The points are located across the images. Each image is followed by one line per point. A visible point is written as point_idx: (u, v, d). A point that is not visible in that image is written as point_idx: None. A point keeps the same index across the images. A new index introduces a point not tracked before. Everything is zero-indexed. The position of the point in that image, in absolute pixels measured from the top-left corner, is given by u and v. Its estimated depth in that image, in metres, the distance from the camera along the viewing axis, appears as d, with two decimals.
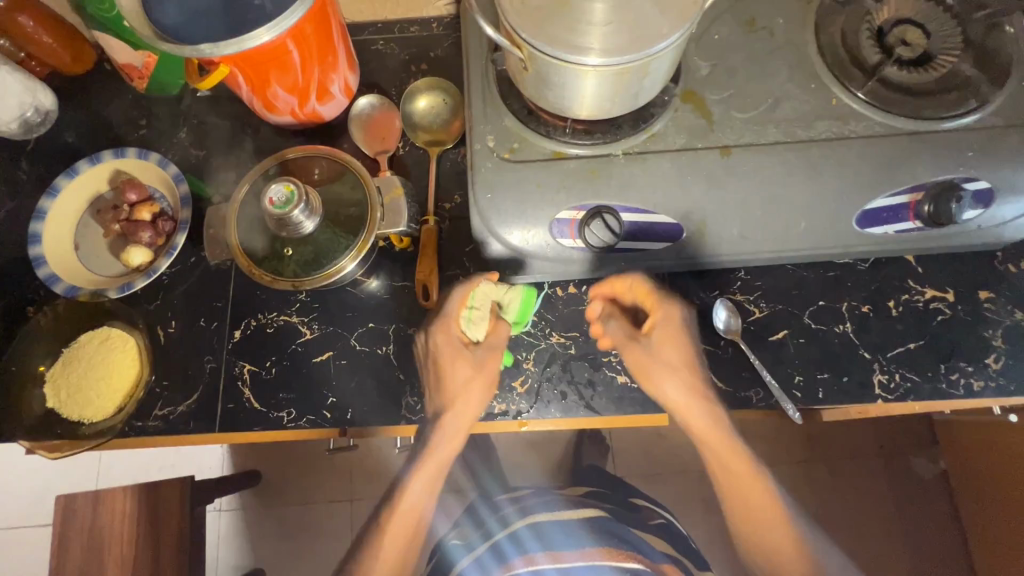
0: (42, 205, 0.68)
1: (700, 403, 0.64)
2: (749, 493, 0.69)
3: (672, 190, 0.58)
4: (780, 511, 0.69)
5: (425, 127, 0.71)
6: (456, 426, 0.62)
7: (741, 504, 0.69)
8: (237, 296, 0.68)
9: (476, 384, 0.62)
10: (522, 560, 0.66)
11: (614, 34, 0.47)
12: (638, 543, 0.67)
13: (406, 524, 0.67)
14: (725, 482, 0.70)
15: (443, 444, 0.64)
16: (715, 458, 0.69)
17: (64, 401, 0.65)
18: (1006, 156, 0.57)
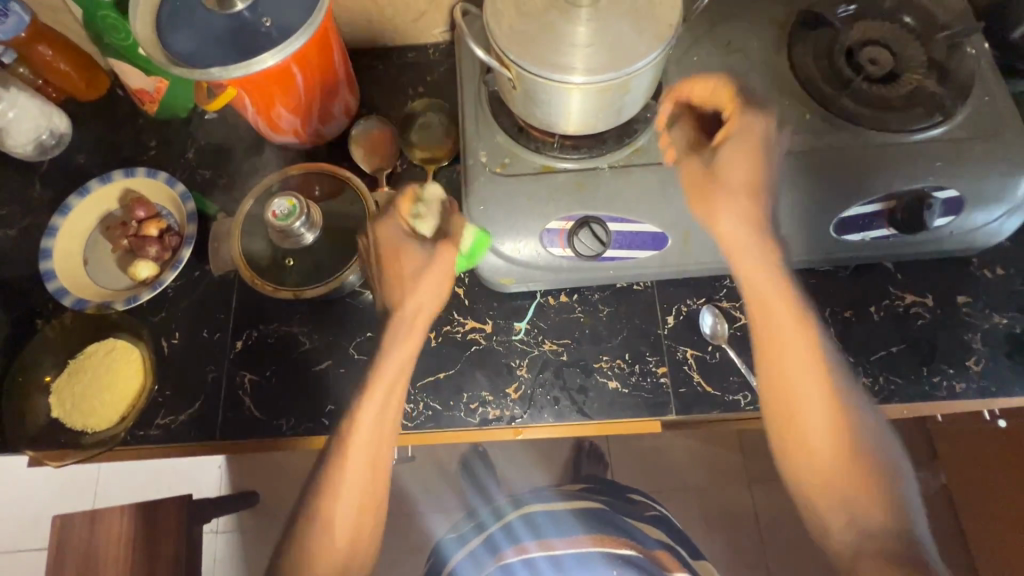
0: (54, 222, 0.71)
1: (750, 269, 0.54)
2: (826, 424, 0.51)
3: (656, 201, 0.61)
4: (846, 436, 0.51)
5: (421, 145, 0.75)
6: (405, 323, 0.56)
7: (782, 414, 0.53)
8: (239, 307, 0.70)
9: (432, 274, 0.56)
10: (515, 550, 0.67)
11: (596, 54, 0.50)
12: (632, 531, 0.67)
13: (366, 485, 0.54)
14: (784, 403, 0.53)
15: (392, 352, 0.55)
16: (768, 362, 0.54)
17: (69, 410, 0.67)
18: (971, 166, 0.60)
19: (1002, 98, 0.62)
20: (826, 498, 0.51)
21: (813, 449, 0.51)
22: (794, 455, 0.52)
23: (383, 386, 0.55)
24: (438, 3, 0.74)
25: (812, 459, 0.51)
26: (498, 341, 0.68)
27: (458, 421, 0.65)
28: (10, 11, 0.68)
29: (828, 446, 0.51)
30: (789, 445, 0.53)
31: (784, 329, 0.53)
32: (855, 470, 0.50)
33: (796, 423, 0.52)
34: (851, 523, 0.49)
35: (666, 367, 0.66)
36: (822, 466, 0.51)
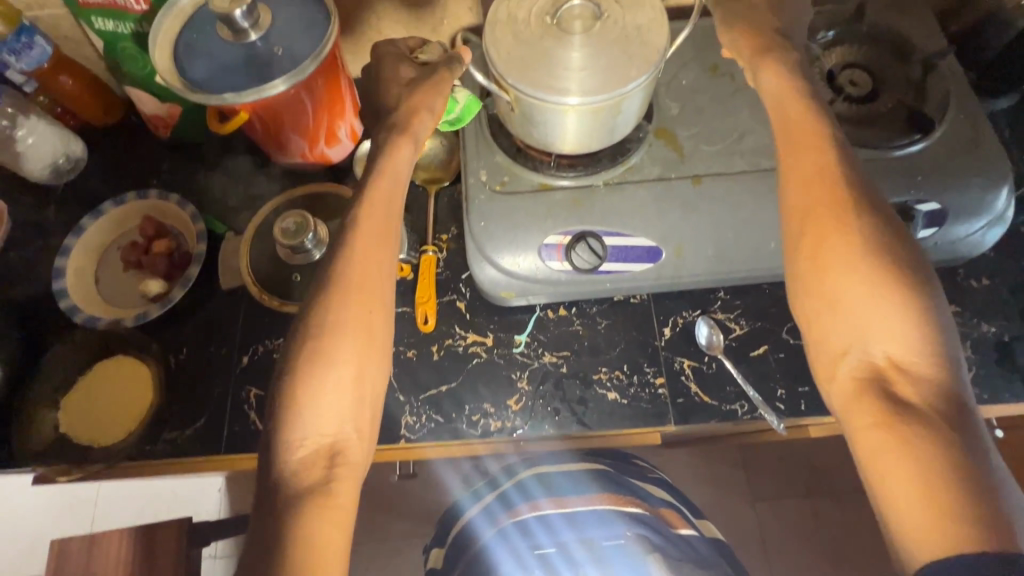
0: (68, 242, 0.73)
1: (788, 126, 0.54)
2: (866, 260, 0.48)
3: (649, 216, 0.64)
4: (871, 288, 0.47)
5: (424, 166, 0.77)
6: (399, 127, 0.56)
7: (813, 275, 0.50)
8: (245, 323, 0.72)
9: (411, 98, 0.56)
10: (527, 506, 0.60)
11: (589, 77, 0.53)
12: (639, 490, 0.60)
13: (354, 310, 0.49)
14: (809, 239, 0.51)
15: (392, 155, 0.55)
16: (803, 201, 0.51)
17: (79, 425, 0.68)
18: (951, 180, 0.63)
19: (977, 114, 0.65)
20: (837, 327, 0.48)
21: (842, 289, 0.48)
22: (813, 293, 0.50)
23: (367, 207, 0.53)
24: (439, 33, 0.78)
25: (840, 290, 0.48)
26: (499, 354, 0.69)
27: (460, 433, 0.66)
28: (35, 44, 0.71)
29: (853, 275, 0.48)
30: (812, 284, 0.50)
31: (826, 170, 0.51)
32: (884, 311, 0.46)
33: (825, 265, 0.49)
34: (858, 352, 0.47)
35: (664, 378, 0.67)
36: (848, 300, 0.48)
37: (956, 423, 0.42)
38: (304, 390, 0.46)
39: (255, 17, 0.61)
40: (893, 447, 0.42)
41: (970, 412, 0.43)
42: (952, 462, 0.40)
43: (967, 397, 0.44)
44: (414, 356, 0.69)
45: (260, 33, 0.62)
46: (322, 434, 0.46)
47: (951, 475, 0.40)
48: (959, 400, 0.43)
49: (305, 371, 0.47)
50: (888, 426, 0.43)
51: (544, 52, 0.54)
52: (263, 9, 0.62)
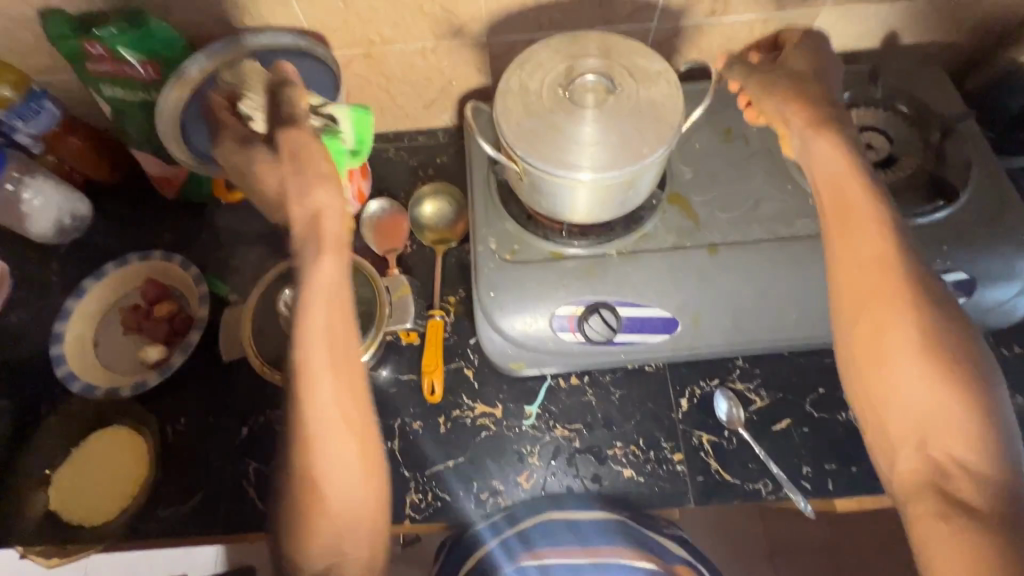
0: (68, 307, 0.72)
1: (837, 194, 0.50)
2: (920, 350, 0.43)
3: (664, 286, 0.62)
4: (936, 379, 0.42)
5: (431, 227, 0.77)
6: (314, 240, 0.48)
7: (869, 362, 0.45)
8: (246, 391, 0.70)
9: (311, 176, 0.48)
10: (532, 557, 0.60)
11: (601, 151, 0.52)
12: (647, 540, 0.59)
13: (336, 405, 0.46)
14: (860, 324, 0.46)
15: (317, 270, 0.48)
16: (852, 281, 0.47)
17: (70, 501, 0.65)
18: (979, 249, 0.61)
19: (1000, 180, 0.63)
20: (891, 417, 0.44)
21: (896, 380, 0.44)
22: (867, 383, 0.45)
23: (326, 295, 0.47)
24: (447, 93, 0.78)
25: (894, 382, 0.44)
26: (508, 426, 0.66)
27: (467, 513, 0.63)
28: (44, 108, 0.70)
29: (909, 364, 0.43)
30: (862, 372, 0.46)
31: (875, 250, 0.47)
32: (940, 404, 0.42)
33: (884, 353, 0.45)
34: (915, 446, 0.43)
35: (682, 454, 0.64)
36: (904, 391, 0.43)
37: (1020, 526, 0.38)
38: (306, 493, 0.45)
39: None
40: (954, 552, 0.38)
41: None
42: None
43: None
44: (421, 428, 0.67)
45: None
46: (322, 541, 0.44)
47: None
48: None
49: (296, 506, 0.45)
50: (944, 526, 0.40)
51: (557, 126, 0.53)
52: None
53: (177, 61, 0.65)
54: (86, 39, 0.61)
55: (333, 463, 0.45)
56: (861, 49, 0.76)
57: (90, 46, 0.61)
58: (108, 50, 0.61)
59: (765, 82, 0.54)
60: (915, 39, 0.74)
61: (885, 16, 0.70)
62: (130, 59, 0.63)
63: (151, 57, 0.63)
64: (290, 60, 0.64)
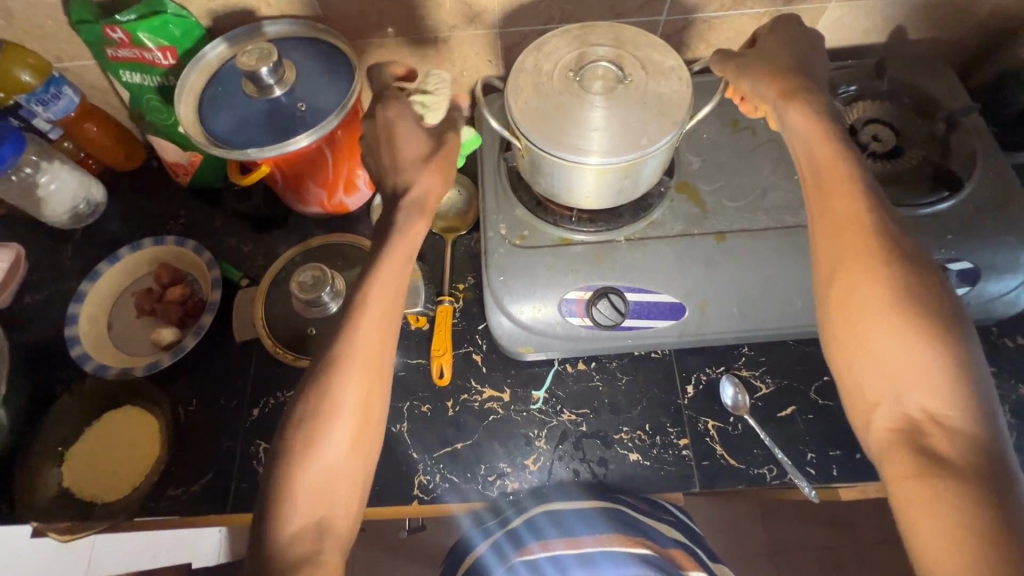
0: (82, 289, 0.73)
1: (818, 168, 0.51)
2: (889, 310, 0.44)
3: (672, 273, 0.62)
4: (912, 332, 0.43)
5: (442, 215, 0.77)
6: (416, 206, 0.52)
7: (846, 321, 0.46)
8: (258, 373, 0.71)
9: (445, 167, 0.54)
10: (539, 545, 0.57)
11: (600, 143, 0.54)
12: (648, 529, 0.57)
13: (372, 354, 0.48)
14: (835, 289, 0.48)
15: (405, 232, 0.51)
16: (830, 249, 0.48)
17: (83, 479, 0.66)
18: (983, 240, 0.61)
19: (1005, 173, 0.64)
20: (868, 373, 0.45)
21: (867, 337, 0.45)
22: (844, 342, 0.47)
23: (401, 252, 0.50)
24: (458, 84, 0.79)
25: (866, 341, 0.45)
26: (515, 410, 0.67)
27: (475, 495, 0.63)
28: (63, 94, 0.72)
29: (877, 323, 0.45)
30: (840, 334, 0.47)
31: (848, 217, 0.48)
32: (914, 358, 0.43)
33: (858, 324, 0.46)
34: (890, 402, 0.44)
35: (688, 439, 0.65)
36: (877, 349, 0.44)
37: (992, 477, 0.39)
38: (320, 421, 0.45)
39: (280, 73, 0.61)
40: (916, 496, 0.40)
41: (1009, 463, 0.40)
42: (991, 515, 0.38)
43: (1003, 445, 0.40)
44: (429, 411, 0.67)
45: (284, 88, 0.62)
46: (321, 481, 0.45)
47: (984, 527, 0.37)
48: (997, 454, 0.40)
49: (301, 443, 0.45)
50: (919, 479, 0.41)
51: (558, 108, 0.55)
52: (288, 66, 0.63)
53: (195, 46, 0.67)
54: (107, 25, 0.62)
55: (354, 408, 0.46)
56: (867, 44, 0.77)
57: (111, 30, 0.62)
58: (129, 34, 0.63)
59: (761, 72, 0.55)
60: (920, 35, 0.75)
61: (891, 11, 0.71)
62: (150, 44, 0.64)
63: (169, 43, 0.65)
64: (305, 48, 0.65)
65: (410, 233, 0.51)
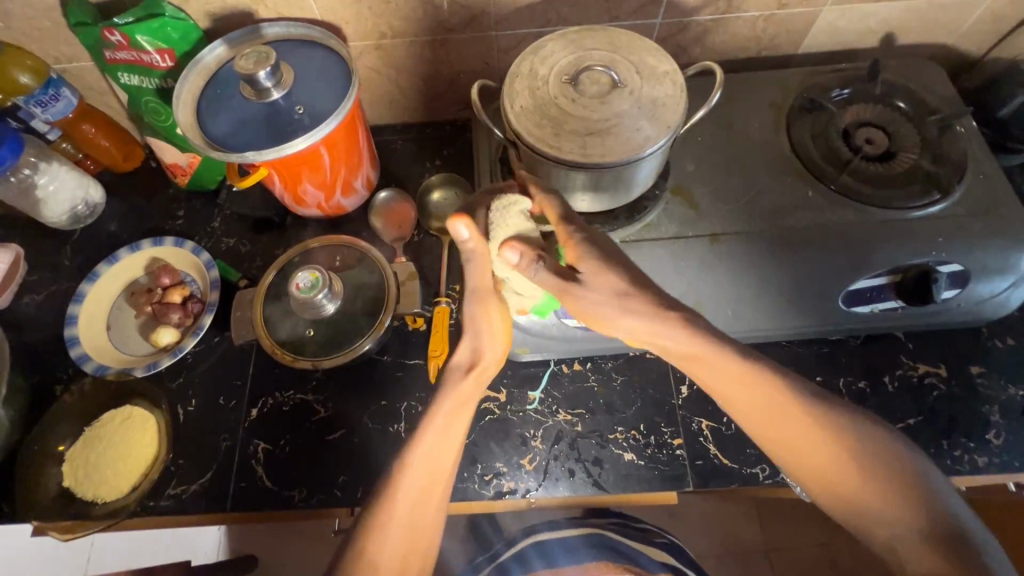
0: (81, 290, 0.73)
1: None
2: (829, 456, 0.48)
3: (667, 275, 0.63)
4: (836, 455, 0.47)
5: (437, 216, 0.78)
6: (462, 367, 0.54)
7: (799, 462, 0.49)
8: (256, 373, 0.71)
9: (497, 331, 0.54)
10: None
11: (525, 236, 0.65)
12: (636, 555, 0.58)
13: (413, 511, 0.48)
14: (767, 432, 0.50)
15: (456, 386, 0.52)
16: (757, 416, 0.50)
17: (79, 479, 0.66)
18: (975, 242, 0.62)
19: (994, 177, 0.65)
20: (857, 508, 0.47)
21: (832, 479, 0.48)
22: (816, 486, 0.49)
23: (452, 404, 0.51)
24: (456, 86, 0.79)
25: (832, 480, 0.48)
26: (512, 410, 0.68)
27: (471, 494, 0.64)
28: (61, 95, 0.72)
29: (828, 467, 0.48)
30: (810, 481, 0.49)
31: (751, 385, 0.49)
32: (863, 483, 0.46)
33: (823, 475, 0.48)
34: (882, 528, 0.46)
35: (682, 439, 0.66)
36: (854, 486, 0.47)
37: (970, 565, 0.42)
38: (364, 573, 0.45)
39: (278, 76, 0.62)
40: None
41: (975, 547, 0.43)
42: None
43: (964, 528, 0.43)
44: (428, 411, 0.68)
45: (283, 91, 0.63)
46: None
47: None
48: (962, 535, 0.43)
49: None
50: None
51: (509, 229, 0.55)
52: (286, 69, 0.63)
53: (193, 49, 0.67)
54: (105, 27, 0.62)
55: (398, 569, 0.47)
56: (860, 48, 0.77)
57: (109, 33, 0.63)
58: (127, 37, 0.63)
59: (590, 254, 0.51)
60: (912, 39, 0.76)
61: (883, 15, 0.72)
62: (147, 47, 0.64)
63: (167, 45, 0.65)
64: (303, 50, 0.66)
65: (458, 384, 0.52)
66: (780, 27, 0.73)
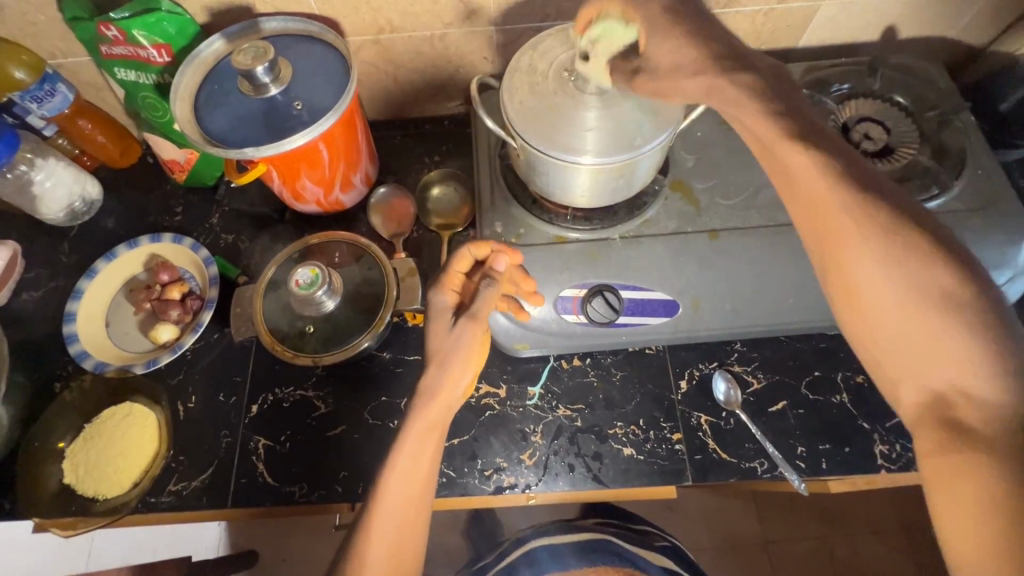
0: (79, 286, 0.73)
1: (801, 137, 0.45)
2: (900, 289, 0.40)
3: (665, 270, 0.63)
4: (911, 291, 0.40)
5: (438, 212, 0.78)
6: (427, 393, 0.52)
7: (852, 291, 0.42)
8: (256, 370, 0.71)
9: (472, 354, 0.54)
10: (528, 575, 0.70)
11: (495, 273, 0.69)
12: (636, 559, 0.69)
13: (395, 537, 0.48)
14: (830, 254, 0.43)
15: (421, 409, 0.51)
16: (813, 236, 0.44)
17: (81, 476, 0.66)
18: (972, 237, 0.62)
19: (994, 170, 0.65)
20: (896, 351, 0.40)
21: (883, 319, 0.41)
22: (856, 328, 0.43)
23: (419, 429, 0.51)
24: (454, 81, 0.79)
25: (879, 322, 0.41)
26: (512, 406, 0.68)
27: (472, 489, 0.64)
28: (57, 91, 0.71)
29: (889, 308, 0.40)
30: (851, 322, 0.43)
31: (830, 202, 0.43)
32: (927, 336, 0.39)
33: (874, 317, 0.41)
34: (912, 381, 0.40)
35: (681, 434, 0.66)
36: (928, 330, 0.39)
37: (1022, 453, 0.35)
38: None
39: (276, 72, 0.62)
40: (948, 472, 0.37)
41: None
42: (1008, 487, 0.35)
43: None
44: None
45: (281, 87, 0.63)
46: None
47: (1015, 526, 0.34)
48: None
49: None
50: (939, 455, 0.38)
51: (620, 130, 0.53)
52: (284, 64, 0.63)
53: (190, 44, 0.67)
54: (101, 22, 0.61)
55: None
56: (860, 42, 0.77)
57: (105, 28, 0.62)
58: (123, 32, 0.62)
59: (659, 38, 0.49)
60: (913, 33, 0.76)
61: (884, 9, 0.72)
62: (144, 42, 0.63)
63: (164, 41, 0.64)
64: (301, 45, 0.66)
65: (424, 411, 0.51)
66: (780, 22, 0.73)
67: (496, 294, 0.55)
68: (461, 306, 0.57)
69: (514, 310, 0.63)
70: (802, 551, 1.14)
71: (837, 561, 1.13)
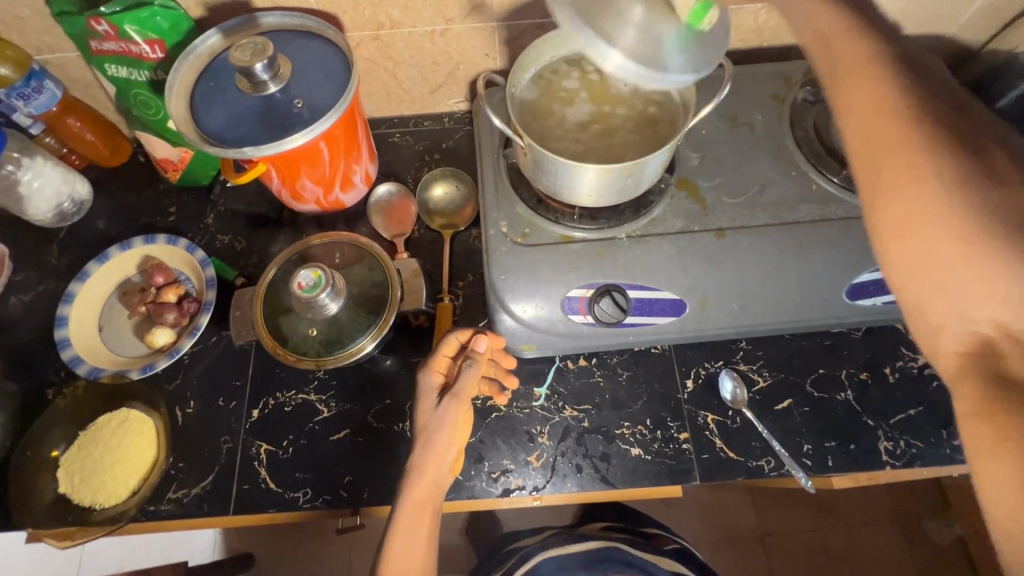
0: (70, 289, 0.71)
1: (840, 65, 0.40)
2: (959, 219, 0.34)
3: (673, 269, 0.63)
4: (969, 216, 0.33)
5: (440, 212, 0.77)
6: (414, 469, 0.56)
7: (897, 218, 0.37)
8: (256, 374, 0.70)
9: (456, 429, 0.58)
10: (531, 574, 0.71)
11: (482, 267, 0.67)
12: (643, 563, 0.70)
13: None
14: (874, 181, 0.38)
15: (412, 485, 0.56)
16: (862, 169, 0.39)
17: (76, 485, 0.65)
18: None
19: None
20: (950, 293, 0.34)
21: (938, 258, 0.34)
22: (898, 270, 0.37)
23: (410, 507, 0.56)
24: (455, 78, 0.78)
25: (925, 256, 0.35)
26: (518, 408, 0.68)
27: (478, 492, 0.63)
28: (44, 88, 0.69)
29: (946, 244, 0.34)
30: (899, 266, 0.37)
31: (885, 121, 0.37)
32: (980, 268, 0.33)
33: (930, 258, 0.35)
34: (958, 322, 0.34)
35: (688, 433, 0.66)
36: (981, 268, 0.33)
37: None
38: None
39: (276, 69, 0.60)
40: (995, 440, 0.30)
41: None
42: None
43: None
44: None
45: (280, 84, 0.61)
46: None
47: None
48: None
49: None
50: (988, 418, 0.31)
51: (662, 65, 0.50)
52: (283, 61, 0.61)
53: (184, 39, 0.65)
54: (90, 16, 0.59)
55: None
56: None
57: (95, 23, 0.59)
58: (114, 27, 0.60)
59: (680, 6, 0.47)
60: (912, 31, 0.76)
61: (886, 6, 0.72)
62: (136, 37, 0.61)
63: (157, 36, 0.62)
64: (300, 41, 0.64)
65: (413, 490, 0.56)
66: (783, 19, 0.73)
67: (477, 374, 0.59)
68: (447, 387, 0.61)
69: (494, 392, 0.66)
70: (800, 546, 1.15)
71: (833, 554, 1.14)
